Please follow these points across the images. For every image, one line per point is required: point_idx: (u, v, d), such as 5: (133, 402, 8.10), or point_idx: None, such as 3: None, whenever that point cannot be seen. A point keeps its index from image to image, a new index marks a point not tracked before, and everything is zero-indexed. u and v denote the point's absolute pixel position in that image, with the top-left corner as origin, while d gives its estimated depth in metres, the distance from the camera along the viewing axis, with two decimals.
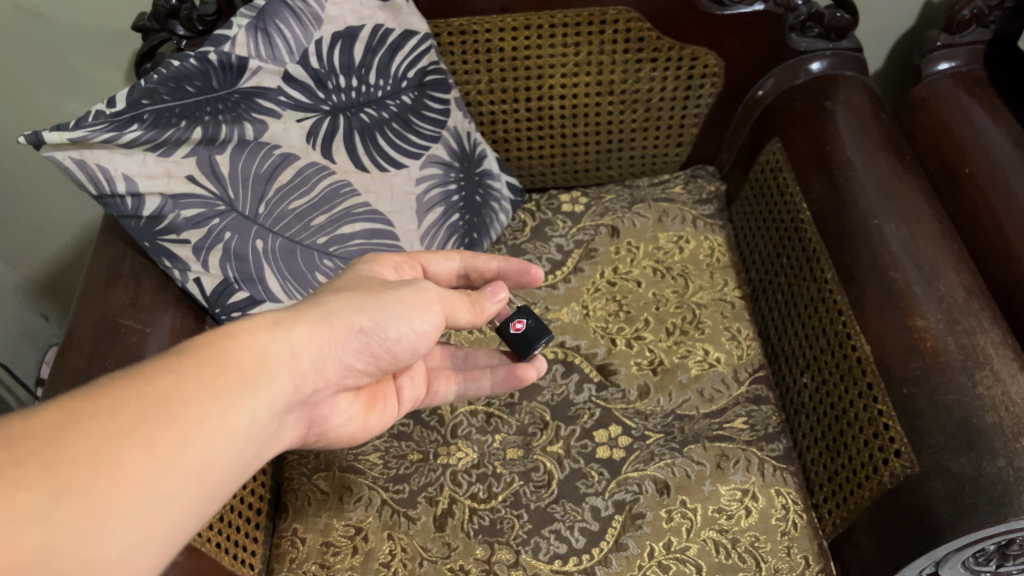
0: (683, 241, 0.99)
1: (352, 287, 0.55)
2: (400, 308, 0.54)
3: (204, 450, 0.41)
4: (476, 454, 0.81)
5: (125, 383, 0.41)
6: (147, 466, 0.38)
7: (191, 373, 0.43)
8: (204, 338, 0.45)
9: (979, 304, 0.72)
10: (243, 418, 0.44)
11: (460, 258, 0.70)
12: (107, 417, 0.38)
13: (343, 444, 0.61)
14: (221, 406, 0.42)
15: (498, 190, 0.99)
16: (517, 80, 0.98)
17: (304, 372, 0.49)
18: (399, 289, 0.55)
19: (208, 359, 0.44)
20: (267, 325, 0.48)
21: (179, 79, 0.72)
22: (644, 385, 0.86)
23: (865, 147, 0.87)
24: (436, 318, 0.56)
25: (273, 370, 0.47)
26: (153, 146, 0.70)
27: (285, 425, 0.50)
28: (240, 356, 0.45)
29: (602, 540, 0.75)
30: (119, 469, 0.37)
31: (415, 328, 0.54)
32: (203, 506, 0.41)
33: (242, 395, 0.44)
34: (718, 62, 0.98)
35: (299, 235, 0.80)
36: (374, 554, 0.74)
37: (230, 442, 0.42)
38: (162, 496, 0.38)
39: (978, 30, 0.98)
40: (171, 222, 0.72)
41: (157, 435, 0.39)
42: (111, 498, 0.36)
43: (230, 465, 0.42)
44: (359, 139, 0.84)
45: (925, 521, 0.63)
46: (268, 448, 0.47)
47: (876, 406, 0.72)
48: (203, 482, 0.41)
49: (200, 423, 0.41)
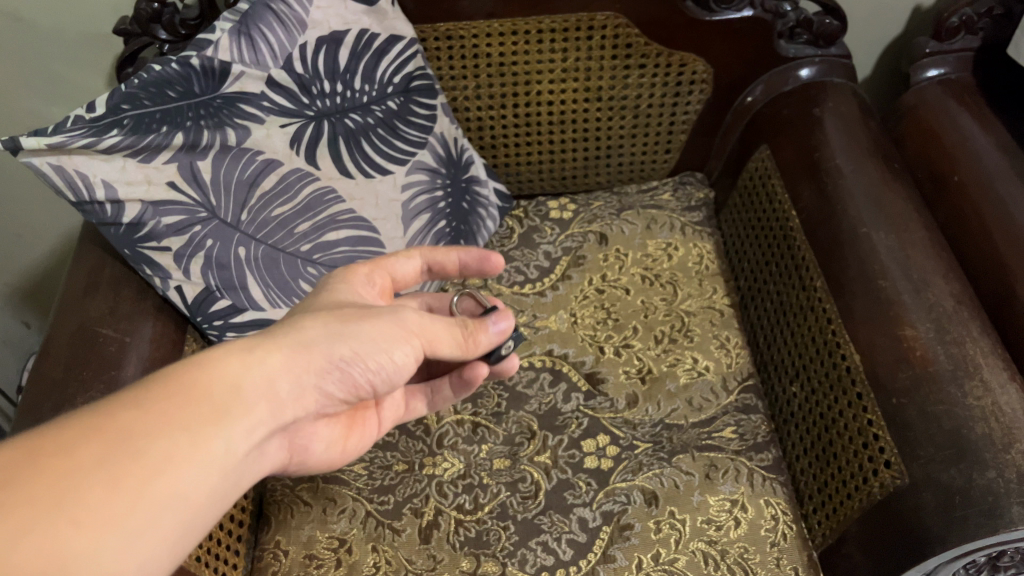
0: (672, 248, 0.98)
1: (330, 309, 0.52)
2: (378, 338, 0.51)
3: (175, 483, 0.39)
4: (463, 464, 0.80)
5: (91, 416, 0.39)
6: (112, 503, 0.36)
7: (161, 403, 0.41)
8: (178, 366, 0.43)
9: (968, 314, 0.72)
10: (217, 448, 0.41)
11: (420, 255, 0.65)
12: (69, 453, 0.36)
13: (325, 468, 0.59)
14: (194, 437, 0.40)
15: (485, 197, 0.98)
16: (504, 87, 0.97)
17: (284, 399, 0.46)
18: (379, 317, 0.52)
19: (179, 387, 0.42)
20: (242, 352, 0.45)
21: (160, 83, 0.71)
22: (632, 394, 0.85)
23: (854, 155, 0.87)
24: (415, 351, 0.53)
25: (250, 398, 0.44)
26: (133, 152, 0.69)
27: (267, 452, 0.47)
28: (213, 384, 0.43)
29: (590, 551, 0.74)
30: (81, 507, 0.35)
31: (394, 360, 0.51)
32: (176, 542, 0.39)
33: (216, 425, 0.42)
34: (706, 68, 0.98)
35: (282, 242, 0.78)
36: (358, 566, 0.73)
37: (203, 473, 0.40)
38: (130, 534, 0.36)
39: (967, 37, 0.98)
40: (151, 229, 0.71)
41: (124, 471, 0.37)
42: (73, 539, 0.34)
43: (203, 497, 0.41)
44: (344, 144, 0.83)
45: (916, 532, 0.62)
46: (248, 478, 0.45)
47: (865, 415, 0.71)
48: (175, 517, 0.39)
49: (171, 455, 0.39)
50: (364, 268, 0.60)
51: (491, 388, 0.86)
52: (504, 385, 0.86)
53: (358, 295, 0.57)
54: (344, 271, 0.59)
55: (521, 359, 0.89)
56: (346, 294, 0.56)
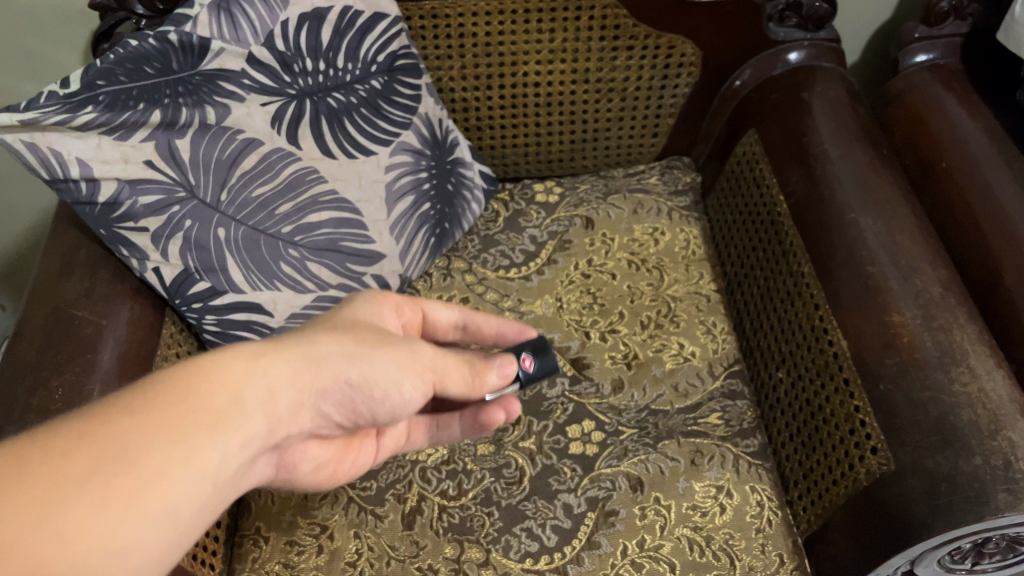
0: (659, 233, 0.97)
1: (349, 328, 0.50)
2: (392, 371, 0.48)
3: (166, 499, 0.36)
4: (447, 449, 0.79)
5: (84, 422, 0.36)
6: (99, 520, 0.34)
7: (159, 410, 0.38)
8: (180, 367, 0.40)
9: (955, 300, 0.71)
10: (214, 461, 0.38)
11: (457, 309, 0.65)
12: (56, 462, 0.34)
13: (316, 488, 0.58)
14: (190, 448, 0.37)
15: (470, 179, 0.97)
16: (490, 67, 0.96)
17: (284, 412, 0.43)
18: (397, 346, 0.50)
19: (181, 394, 0.39)
20: (247, 358, 0.42)
21: (137, 59, 0.69)
22: (618, 379, 0.85)
23: (842, 140, 0.86)
24: (426, 386, 0.51)
25: (250, 407, 0.41)
26: (109, 130, 0.67)
27: (258, 465, 0.45)
28: (214, 391, 0.40)
29: (575, 538, 0.73)
30: (67, 522, 0.33)
31: (404, 395, 0.49)
32: (159, 562, 0.37)
33: (215, 434, 0.39)
34: (695, 51, 0.96)
35: (263, 224, 0.76)
36: (341, 553, 0.72)
37: (195, 488, 0.37)
38: (110, 553, 0.34)
39: (956, 22, 0.97)
40: (128, 209, 0.69)
41: (108, 487, 0.34)
42: (54, 558, 0.32)
43: (196, 512, 0.38)
44: (326, 124, 0.81)
45: (901, 518, 0.62)
46: (240, 489, 0.43)
47: (852, 401, 0.71)
48: (163, 535, 0.36)
49: (163, 470, 0.36)
50: (395, 298, 0.59)
51: None
52: None
53: (382, 318, 0.56)
54: (374, 293, 0.58)
55: None
56: (364, 313, 0.55)
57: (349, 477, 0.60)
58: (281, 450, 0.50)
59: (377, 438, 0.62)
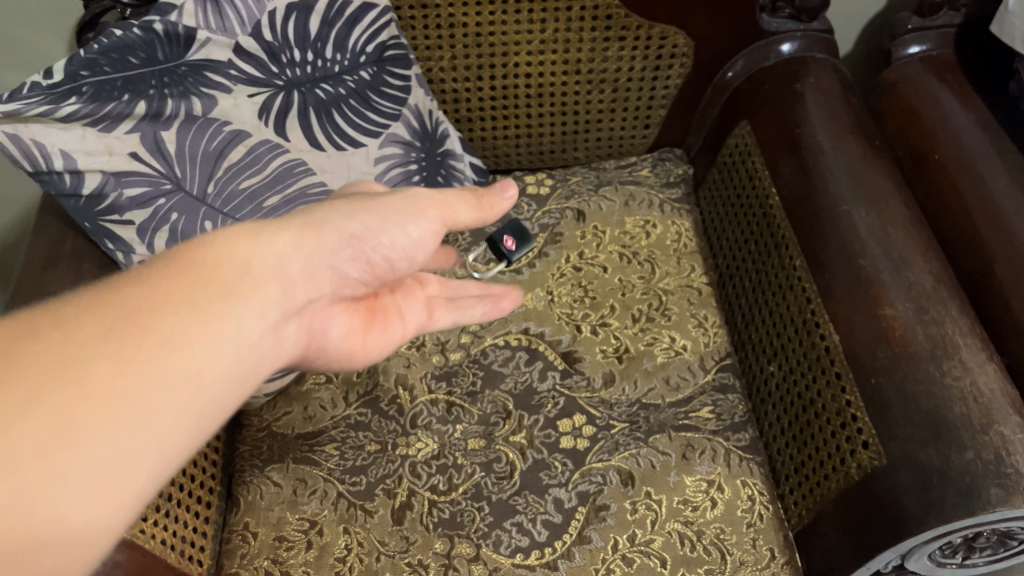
0: (651, 225, 0.97)
1: (345, 197, 0.52)
2: (393, 214, 0.50)
3: (187, 360, 0.36)
4: (437, 444, 0.78)
5: (90, 296, 0.36)
6: (121, 375, 0.33)
7: (172, 279, 0.37)
8: (181, 246, 0.40)
9: (947, 293, 0.71)
10: (232, 327, 0.38)
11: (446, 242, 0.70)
12: (73, 326, 0.34)
13: (342, 367, 0.55)
14: (206, 313, 0.37)
15: (461, 171, 0.95)
16: (481, 57, 0.95)
17: (290, 287, 0.42)
18: (389, 195, 0.51)
19: (188, 266, 0.38)
20: (248, 234, 0.41)
21: (122, 49, 0.68)
22: (610, 372, 0.84)
23: (835, 132, 0.85)
24: (434, 225, 0.53)
25: (261, 278, 0.41)
26: (93, 121, 0.66)
27: (286, 343, 0.44)
28: (221, 266, 0.39)
29: (566, 533, 0.73)
30: (99, 376, 0.33)
31: (408, 234, 0.51)
32: (188, 442, 0.36)
33: (228, 301, 0.38)
34: (688, 41, 0.95)
35: (250, 216, 0.76)
36: (330, 548, 0.71)
37: (219, 350, 0.37)
38: (140, 418, 0.33)
39: (949, 13, 0.97)
40: (113, 202, 0.68)
41: (141, 332, 0.35)
42: (95, 403, 0.32)
43: (224, 381, 0.38)
44: (314, 115, 0.80)
45: (892, 512, 0.62)
46: (268, 368, 0.42)
47: (844, 396, 0.71)
48: (200, 403, 0.36)
49: (182, 329, 0.36)
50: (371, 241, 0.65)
51: (467, 367, 0.85)
52: (479, 363, 0.85)
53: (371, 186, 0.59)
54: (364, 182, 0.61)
55: (497, 338, 0.87)
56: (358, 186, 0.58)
57: (378, 355, 0.57)
58: (306, 323, 0.47)
59: (399, 305, 0.59)
